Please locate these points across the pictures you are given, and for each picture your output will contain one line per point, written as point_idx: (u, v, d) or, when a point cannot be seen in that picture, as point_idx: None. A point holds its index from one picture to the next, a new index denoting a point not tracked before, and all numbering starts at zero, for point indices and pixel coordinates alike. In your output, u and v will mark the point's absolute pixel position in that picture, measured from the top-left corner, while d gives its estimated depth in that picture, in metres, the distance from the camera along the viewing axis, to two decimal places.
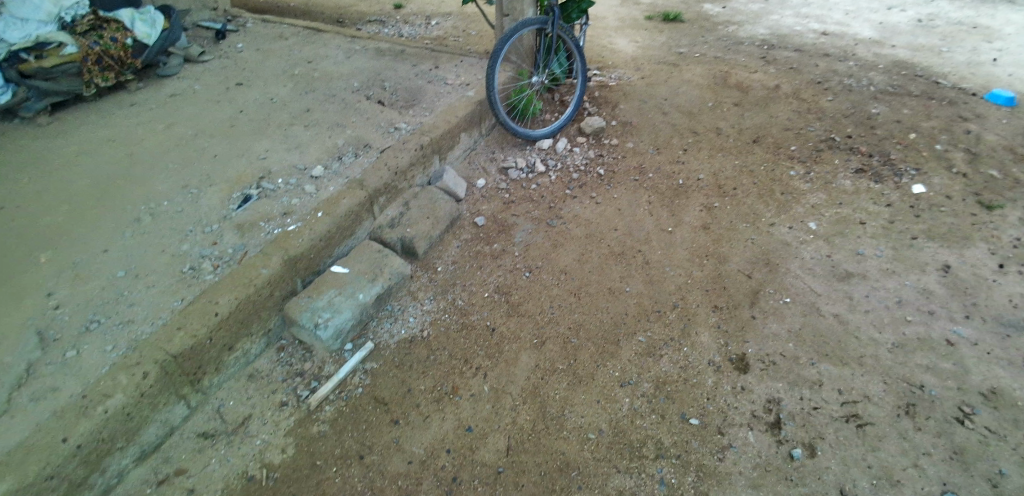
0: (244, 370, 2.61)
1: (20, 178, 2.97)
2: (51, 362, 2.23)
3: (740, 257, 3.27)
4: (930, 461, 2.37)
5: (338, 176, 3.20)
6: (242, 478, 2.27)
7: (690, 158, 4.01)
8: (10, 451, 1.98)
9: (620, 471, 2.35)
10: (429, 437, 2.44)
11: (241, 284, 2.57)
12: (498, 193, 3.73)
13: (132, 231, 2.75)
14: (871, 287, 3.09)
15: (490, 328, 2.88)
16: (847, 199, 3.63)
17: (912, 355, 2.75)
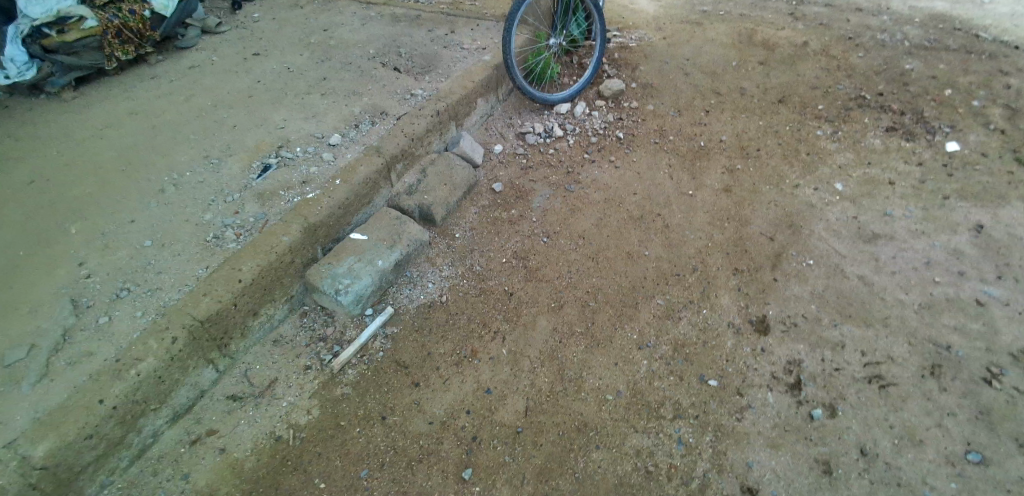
0: (268, 335, 2.68)
1: (47, 151, 3.03)
2: (86, 327, 2.32)
3: (763, 220, 3.21)
4: (955, 421, 2.34)
5: (355, 145, 3.21)
6: (270, 438, 2.35)
7: (712, 120, 3.91)
8: (51, 411, 2.07)
9: (638, 431, 2.37)
10: (449, 398, 2.48)
11: (263, 251, 2.62)
12: (515, 159, 3.70)
13: (156, 202, 2.80)
14: (899, 248, 3.01)
15: (508, 292, 2.89)
16: (876, 159, 3.52)
17: (940, 316, 2.69)
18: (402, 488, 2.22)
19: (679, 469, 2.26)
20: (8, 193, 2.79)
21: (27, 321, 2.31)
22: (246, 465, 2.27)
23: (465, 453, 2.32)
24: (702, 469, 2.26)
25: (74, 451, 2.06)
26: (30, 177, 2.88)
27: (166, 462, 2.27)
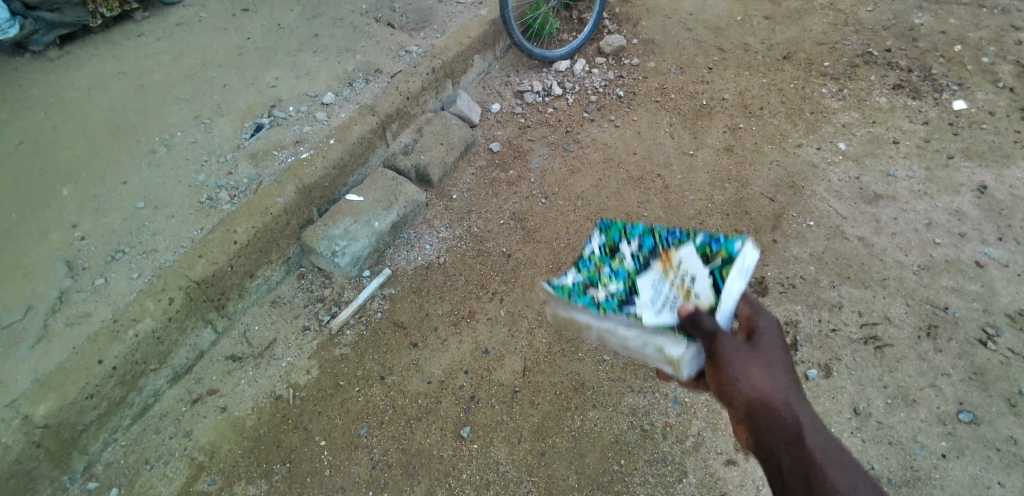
0: (266, 296, 2.69)
1: (34, 110, 2.97)
2: (82, 289, 2.31)
3: (764, 180, 3.17)
4: (948, 381, 2.37)
5: (349, 103, 3.13)
6: (270, 397, 2.37)
7: (715, 77, 3.81)
8: (50, 372, 2.08)
9: (634, 390, 2.40)
10: (447, 359, 2.50)
11: (258, 212, 2.59)
12: (513, 118, 3.62)
13: (148, 163, 2.76)
14: (901, 209, 2.98)
15: (506, 254, 2.88)
16: (881, 118, 3.45)
17: (938, 277, 2.69)
18: (402, 445, 2.26)
19: (674, 428, 2.29)
20: None
21: (21, 284, 2.29)
22: (247, 423, 2.30)
23: (464, 412, 2.35)
24: (697, 427, 2.29)
25: (76, 410, 2.08)
26: (18, 138, 2.82)
27: (169, 421, 2.30)
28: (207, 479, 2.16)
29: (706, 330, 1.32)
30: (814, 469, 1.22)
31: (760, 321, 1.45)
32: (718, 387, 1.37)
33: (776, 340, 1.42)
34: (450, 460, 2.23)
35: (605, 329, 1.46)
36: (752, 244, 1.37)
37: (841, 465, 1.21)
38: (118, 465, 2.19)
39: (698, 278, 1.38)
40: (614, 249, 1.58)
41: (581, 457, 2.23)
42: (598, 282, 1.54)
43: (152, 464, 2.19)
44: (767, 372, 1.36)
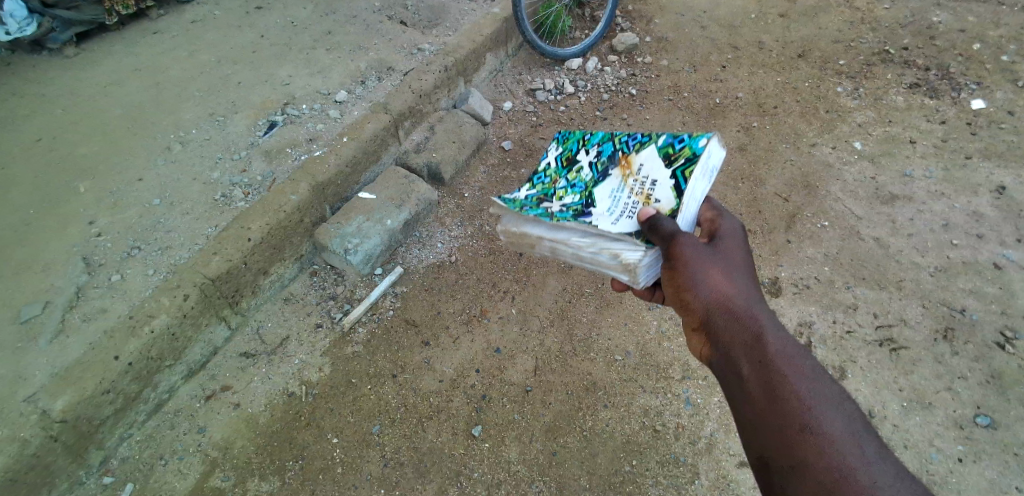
0: (280, 294, 2.70)
1: (51, 107, 3.00)
2: (99, 285, 2.34)
3: (778, 180, 3.14)
4: (965, 385, 2.34)
5: (362, 101, 3.14)
6: (284, 394, 2.39)
7: (728, 76, 3.78)
8: (68, 367, 2.11)
9: (646, 391, 2.39)
10: (459, 357, 2.50)
11: (272, 210, 2.60)
12: (525, 116, 3.61)
13: (163, 160, 2.78)
14: (918, 209, 2.94)
15: (518, 252, 2.87)
16: (898, 117, 3.41)
17: (956, 279, 2.66)
18: (413, 444, 2.26)
19: (686, 429, 2.28)
20: (14, 150, 2.77)
21: (39, 279, 2.32)
22: (261, 420, 2.31)
23: (475, 411, 2.35)
24: (709, 429, 2.28)
25: (93, 405, 2.10)
26: (36, 134, 2.85)
27: (183, 416, 2.32)
28: (221, 474, 2.18)
29: (664, 233, 1.27)
30: (775, 370, 1.21)
31: (721, 223, 1.41)
32: (676, 292, 1.35)
33: (737, 241, 1.39)
34: (461, 458, 2.23)
35: (557, 241, 1.37)
36: (717, 141, 1.33)
37: (801, 368, 1.21)
38: (134, 460, 2.21)
39: (658, 182, 1.35)
40: (571, 163, 1.54)
41: (593, 457, 2.22)
42: (551, 195, 1.47)
43: (167, 459, 2.21)
44: (728, 275, 1.35)
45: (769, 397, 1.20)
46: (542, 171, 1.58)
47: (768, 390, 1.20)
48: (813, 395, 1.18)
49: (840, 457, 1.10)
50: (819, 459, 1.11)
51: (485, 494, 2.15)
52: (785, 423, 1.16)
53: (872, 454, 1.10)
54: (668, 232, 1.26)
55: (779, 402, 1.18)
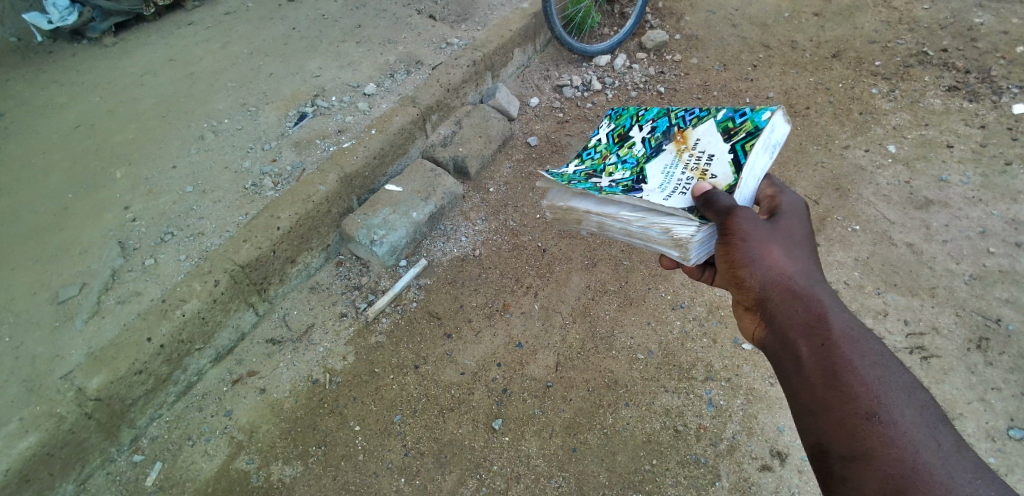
0: (306, 282, 2.75)
1: (91, 96, 3.07)
2: (133, 269, 2.40)
3: (808, 182, 3.09)
4: (999, 396, 2.28)
5: (390, 94, 3.16)
6: (308, 381, 2.43)
7: (759, 75, 3.73)
8: (103, 346, 2.17)
9: (668, 391, 2.38)
10: (481, 351, 2.52)
11: (301, 200, 2.64)
12: (552, 112, 3.60)
13: (196, 148, 2.83)
14: (953, 215, 2.87)
15: (541, 248, 2.88)
16: (935, 120, 3.32)
17: (991, 288, 2.59)
18: (434, 434, 2.29)
19: (707, 430, 2.27)
20: (55, 137, 2.85)
21: (77, 262, 2.39)
22: (285, 405, 2.36)
23: (495, 404, 2.36)
24: (731, 431, 2.26)
25: (126, 385, 2.16)
26: (76, 121, 2.93)
27: (210, 399, 2.37)
28: (246, 457, 2.23)
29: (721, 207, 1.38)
30: (834, 348, 1.23)
31: (782, 202, 1.47)
32: (733, 271, 1.41)
33: (797, 220, 1.44)
34: (481, 451, 2.25)
35: (606, 215, 1.52)
36: (782, 116, 1.41)
37: (864, 347, 1.22)
38: (162, 440, 2.27)
39: (717, 157, 1.48)
40: (624, 142, 1.70)
41: (613, 455, 2.22)
42: (601, 171, 1.63)
43: (194, 440, 2.27)
44: (787, 253, 1.39)
45: (827, 376, 1.22)
46: (594, 148, 1.77)
47: (827, 368, 1.22)
48: (876, 376, 1.18)
49: (907, 443, 1.10)
50: (882, 444, 1.11)
51: (503, 487, 2.17)
52: (845, 405, 1.17)
53: (943, 444, 1.09)
54: (724, 205, 1.37)
55: (838, 382, 1.20)
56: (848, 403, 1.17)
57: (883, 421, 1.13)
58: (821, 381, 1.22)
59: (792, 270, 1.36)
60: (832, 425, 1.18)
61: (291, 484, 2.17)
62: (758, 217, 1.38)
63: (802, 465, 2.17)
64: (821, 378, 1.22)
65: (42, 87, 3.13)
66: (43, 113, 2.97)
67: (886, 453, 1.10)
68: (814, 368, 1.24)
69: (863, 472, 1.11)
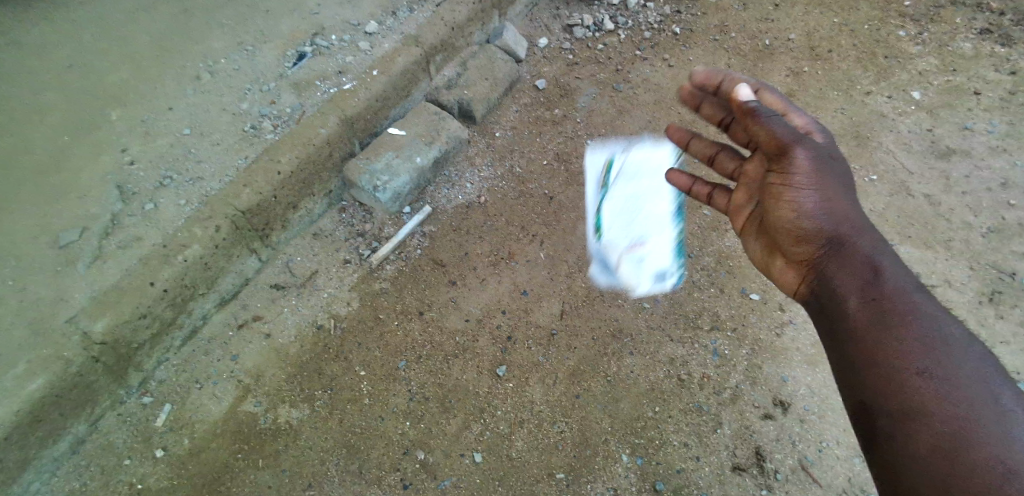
0: (309, 228, 2.71)
1: (75, 23, 2.88)
2: (133, 213, 2.36)
3: (827, 129, 2.98)
4: (1008, 350, 2.27)
5: (393, 33, 3.02)
6: (313, 327, 2.43)
7: (781, 16, 3.53)
8: (106, 290, 2.16)
9: (673, 340, 2.37)
10: (485, 298, 2.50)
11: (302, 144, 2.57)
12: (561, 53, 3.45)
13: (192, 89, 2.72)
14: (975, 166, 2.78)
15: (548, 196, 2.82)
16: (963, 66, 3.16)
17: (1009, 242, 2.54)
18: (438, 380, 2.30)
19: (711, 379, 2.27)
20: (41, 69, 2.69)
21: (74, 205, 2.33)
22: (290, 350, 2.37)
23: (500, 351, 2.37)
24: (736, 380, 2.27)
25: (132, 328, 2.17)
26: (62, 54, 2.76)
27: (216, 344, 2.38)
28: (253, 400, 2.26)
29: (779, 132, 1.52)
30: (884, 304, 1.37)
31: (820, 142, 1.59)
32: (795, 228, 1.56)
33: (837, 162, 1.56)
34: (485, 396, 2.26)
35: None
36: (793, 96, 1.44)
37: (917, 299, 1.36)
38: (170, 383, 2.29)
39: None
40: None
41: (616, 402, 2.23)
42: None
43: (202, 383, 2.30)
44: (840, 213, 1.53)
45: (877, 325, 1.36)
46: None
47: (878, 316, 1.36)
48: (932, 328, 1.32)
49: (962, 398, 1.22)
50: (936, 399, 1.23)
51: (507, 431, 2.19)
52: (898, 358, 1.30)
53: (998, 400, 1.21)
54: (781, 131, 1.52)
55: (890, 331, 1.33)
56: (900, 354, 1.30)
57: (936, 377, 1.25)
58: (871, 328, 1.36)
59: (840, 213, 1.53)
60: (878, 373, 1.31)
61: (298, 426, 2.21)
62: (819, 153, 1.54)
63: (804, 414, 2.19)
64: (870, 325, 1.36)
65: (17, 11, 2.90)
66: (22, 40, 2.78)
67: (940, 409, 1.22)
68: (865, 317, 1.38)
69: (913, 432, 1.22)
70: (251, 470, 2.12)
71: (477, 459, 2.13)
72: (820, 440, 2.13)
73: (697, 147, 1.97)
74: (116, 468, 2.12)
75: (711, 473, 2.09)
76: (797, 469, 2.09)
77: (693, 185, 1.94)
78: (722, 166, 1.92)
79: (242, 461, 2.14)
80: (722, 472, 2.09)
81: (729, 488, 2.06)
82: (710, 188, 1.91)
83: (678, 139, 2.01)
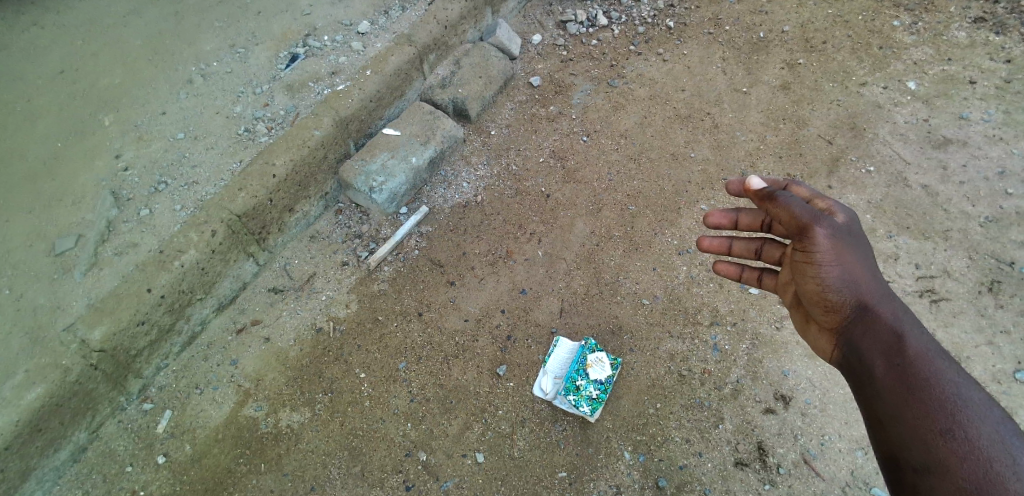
0: (306, 231, 2.70)
1: (67, 28, 2.85)
2: (129, 219, 2.34)
3: (822, 121, 2.98)
4: (1007, 339, 2.28)
5: (386, 33, 3.00)
6: (312, 330, 2.42)
7: (774, 8, 3.52)
8: (103, 297, 2.15)
9: (672, 336, 2.37)
10: (484, 298, 2.50)
11: (296, 146, 2.56)
12: (555, 50, 3.43)
13: (185, 92, 2.69)
14: (971, 156, 2.78)
15: (545, 194, 2.81)
16: (958, 55, 3.16)
17: (1007, 230, 2.54)
18: (439, 380, 2.30)
19: (712, 375, 2.27)
20: (33, 77, 2.67)
21: (70, 211, 2.31)
22: (290, 353, 2.36)
23: (500, 351, 2.36)
24: (736, 375, 2.26)
25: (129, 335, 2.16)
26: (54, 59, 2.74)
27: (215, 348, 2.38)
28: (254, 404, 2.25)
29: (796, 211, 1.54)
30: (909, 368, 1.37)
31: (838, 213, 1.56)
32: (820, 297, 1.56)
33: (858, 232, 1.54)
34: (486, 396, 2.26)
35: None
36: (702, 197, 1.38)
37: (941, 364, 1.36)
38: (171, 389, 2.29)
39: None
40: None
41: (616, 400, 2.23)
42: None
43: (202, 389, 2.29)
44: (864, 281, 1.52)
45: (903, 390, 1.35)
46: None
47: (903, 382, 1.36)
48: (954, 392, 1.31)
49: (982, 458, 1.21)
50: (956, 457, 1.23)
51: (508, 431, 2.19)
52: (921, 420, 1.30)
53: (1018, 460, 1.19)
54: (798, 211, 1.54)
55: (914, 395, 1.33)
56: (924, 416, 1.30)
57: (956, 437, 1.25)
58: (896, 393, 1.36)
59: (864, 282, 1.52)
60: (903, 435, 1.32)
61: (299, 430, 2.20)
62: (838, 228, 1.52)
63: (806, 408, 2.19)
64: (896, 391, 1.36)
65: (8, 17, 2.87)
66: (15, 47, 2.76)
67: (959, 467, 1.22)
68: (890, 384, 1.38)
69: (936, 487, 1.23)
70: (254, 475, 2.12)
71: (479, 460, 2.13)
72: (822, 434, 2.14)
73: (739, 246, 1.81)
74: (118, 476, 2.11)
75: (714, 469, 2.09)
76: (800, 462, 2.09)
77: (741, 272, 1.85)
78: (769, 255, 1.76)
79: (244, 466, 2.13)
80: (725, 468, 2.09)
81: (732, 483, 2.06)
82: (758, 271, 1.81)
83: (713, 244, 1.83)
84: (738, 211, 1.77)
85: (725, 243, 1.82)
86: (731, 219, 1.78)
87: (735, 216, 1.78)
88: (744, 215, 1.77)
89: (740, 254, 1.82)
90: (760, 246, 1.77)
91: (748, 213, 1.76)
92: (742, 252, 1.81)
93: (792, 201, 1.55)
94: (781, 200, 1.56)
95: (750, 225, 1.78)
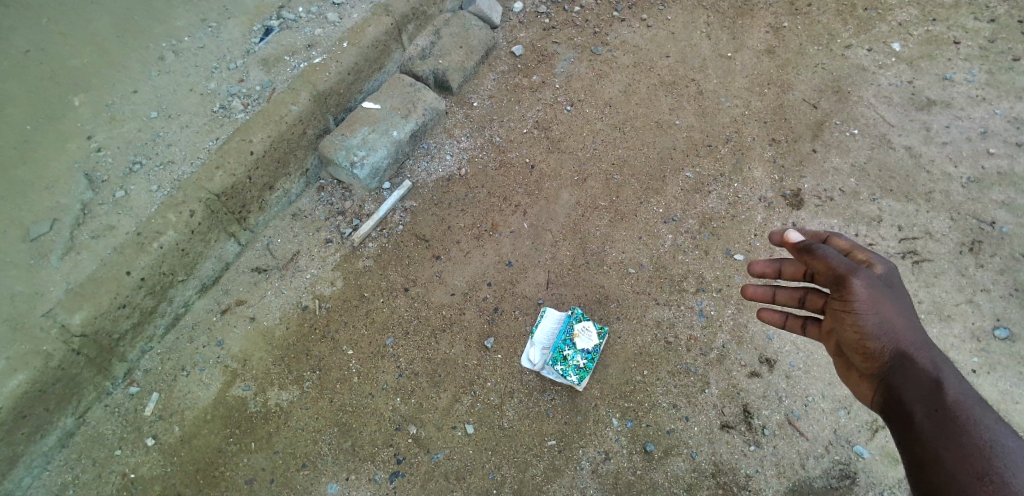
0: (287, 210, 2.66)
1: None
2: (104, 202, 2.28)
3: (808, 85, 2.96)
4: (987, 297, 2.31)
5: (362, 3, 2.91)
6: (298, 308, 2.40)
7: None
8: (82, 281, 2.11)
9: (658, 303, 2.38)
10: (471, 272, 2.48)
11: (273, 121, 2.51)
12: (537, 17, 3.35)
13: (157, 70, 2.57)
14: (954, 117, 2.78)
15: (529, 165, 2.78)
16: (943, 15, 3.13)
17: (988, 190, 2.56)
18: (427, 355, 2.30)
19: (698, 341, 2.29)
20: None
21: (41, 196, 2.22)
22: (276, 333, 2.35)
23: (487, 323, 2.37)
24: (721, 340, 2.29)
25: (111, 319, 2.14)
26: None
27: (200, 330, 2.36)
28: (242, 384, 2.24)
29: (834, 262, 1.46)
30: (948, 414, 1.24)
31: (877, 266, 1.48)
32: (858, 345, 1.43)
33: (898, 286, 1.45)
34: (475, 369, 2.27)
35: None
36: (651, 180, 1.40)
37: (980, 412, 1.23)
38: (156, 371, 2.27)
39: None
40: None
41: (604, 368, 2.25)
42: None
43: (189, 370, 2.27)
44: (901, 331, 1.39)
45: (943, 434, 1.22)
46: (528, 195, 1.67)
47: (941, 424, 1.23)
48: (993, 439, 1.18)
49: None
50: None
51: (497, 402, 2.21)
52: (958, 460, 1.17)
53: None
54: (835, 262, 1.45)
55: (953, 439, 1.20)
56: (961, 459, 1.17)
57: (994, 481, 1.13)
58: (933, 434, 1.23)
59: (904, 333, 1.39)
60: (945, 478, 1.17)
61: (288, 408, 2.20)
62: (876, 279, 1.44)
63: (790, 370, 2.22)
64: (935, 435, 1.22)
65: None
66: None
67: None
68: (928, 428, 1.24)
69: None
70: (244, 454, 2.12)
71: (469, 431, 2.15)
72: (806, 395, 2.17)
73: (783, 294, 1.67)
74: (107, 460, 2.11)
75: (700, 432, 2.12)
76: (784, 423, 2.13)
77: (785, 320, 1.69)
78: (813, 304, 1.61)
79: (234, 446, 2.14)
80: (710, 431, 2.12)
81: (718, 445, 2.10)
82: (803, 319, 1.65)
83: (758, 293, 1.70)
84: (782, 260, 1.67)
85: (769, 291, 1.69)
86: (775, 269, 1.67)
87: (778, 266, 1.67)
88: (787, 266, 1.66)
89: (785, 303, 1.67)
90: (803, 294, 1.62)
91: (792, 262, 1.66)
92: (786, 301, 1.67)
93: (830, 252, 1.47)
94: (817, 251, 1.48)
95: (794, 275, 1.66)
